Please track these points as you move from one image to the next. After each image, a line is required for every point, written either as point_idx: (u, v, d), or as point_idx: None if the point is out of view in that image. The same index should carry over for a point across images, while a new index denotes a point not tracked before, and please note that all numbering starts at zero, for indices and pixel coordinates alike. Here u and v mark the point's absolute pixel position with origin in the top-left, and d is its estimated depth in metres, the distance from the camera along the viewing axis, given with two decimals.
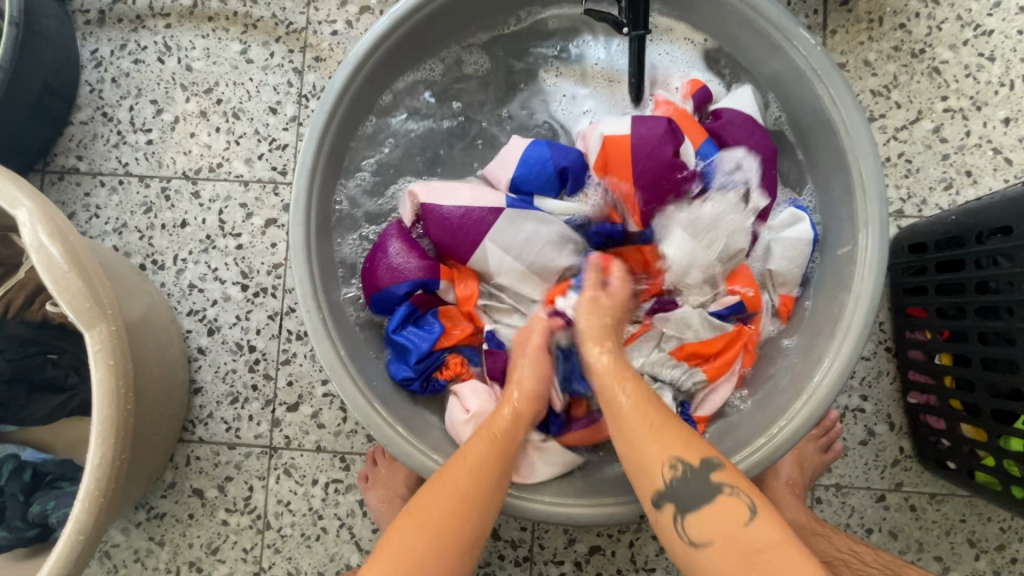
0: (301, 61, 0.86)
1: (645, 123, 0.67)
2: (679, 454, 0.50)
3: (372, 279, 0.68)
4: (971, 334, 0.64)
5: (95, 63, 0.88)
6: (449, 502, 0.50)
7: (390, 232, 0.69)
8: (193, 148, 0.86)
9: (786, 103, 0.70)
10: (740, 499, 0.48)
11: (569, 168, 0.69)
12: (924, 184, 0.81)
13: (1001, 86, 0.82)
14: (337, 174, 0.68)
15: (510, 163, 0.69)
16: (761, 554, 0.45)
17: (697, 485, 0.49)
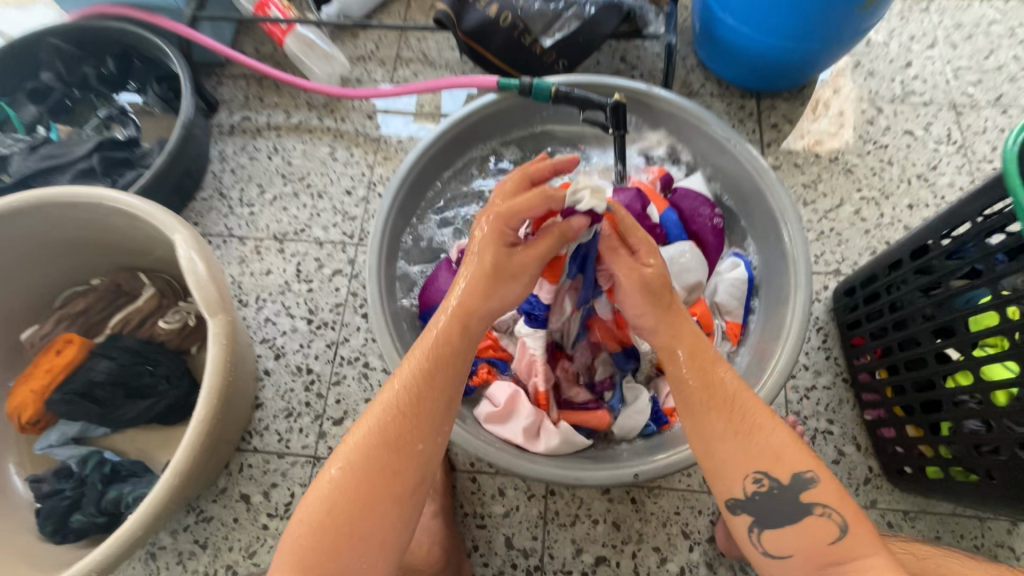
0: (373, 160, 1.15)
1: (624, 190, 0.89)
2: (756, 467, 0.56)
3: (427, 298, 0.91)
4: (895, 345, 0.80)
5: (220, 158, 1.17)
6: (374, 432, 0.56)
7: (440, 266, 0.93)
8: (284, 218, 1.11)
9: (729, 184, 0.96)
10: (830, 518, 0.54)
11: None
12: (853, 251, 1.03)
13: (901, 182, 1.08)
14: (400, 224, 0.91)
15: None
16: (828, 567, 0.53)
17: (782, 499, 0.56)
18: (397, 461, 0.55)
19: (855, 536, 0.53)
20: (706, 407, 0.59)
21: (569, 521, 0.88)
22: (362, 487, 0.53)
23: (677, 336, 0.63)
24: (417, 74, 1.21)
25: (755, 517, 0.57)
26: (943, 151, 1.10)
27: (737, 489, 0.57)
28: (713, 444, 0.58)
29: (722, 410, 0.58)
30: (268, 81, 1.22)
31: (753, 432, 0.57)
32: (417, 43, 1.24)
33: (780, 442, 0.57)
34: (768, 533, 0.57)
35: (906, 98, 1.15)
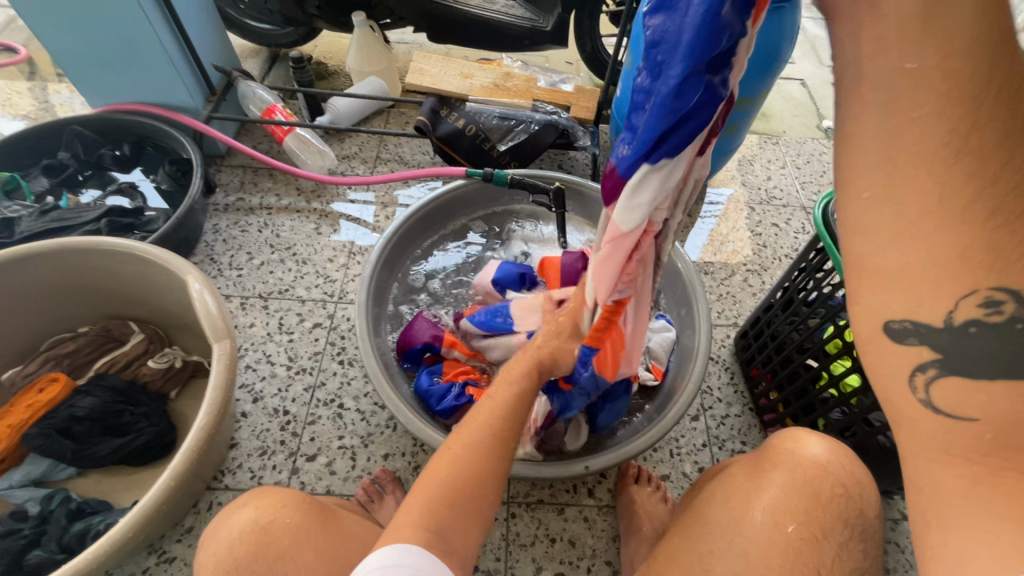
0: (354, 234, 1.35)
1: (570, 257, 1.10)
2: (982, 280, 0.35)
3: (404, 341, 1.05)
4: (779, 368, 1.03)
5: (214, 231, 1.33)
6: (476, 435, 0.69)
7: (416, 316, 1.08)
8: (270, 279, 1.25)
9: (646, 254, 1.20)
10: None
11: (526, 273, 1.14)
12: (745, 310, 1.30)
13: (775, 259, 1.40)
14: (383, 283, 1.11)
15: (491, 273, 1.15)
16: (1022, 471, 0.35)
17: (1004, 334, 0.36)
18: (499, 449, 0.69)
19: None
20: (950, 155, 0.35)
21: (529, 541, 0.96)
22: (459, 481, 0.65)
23: (948, 48, 0.34)
24: (393, 170, 1.46)
25: (943, 355, 0.38)
26: (801, 237, 1.45)
27: (934, 310, 0.37)
28: (905, 218, 0.36)
29: (974, 176, 0.34)
30: (263, 171, 1.44)
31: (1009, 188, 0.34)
32: (394, 148, 1.51)
33: None
34: (938, 394, 0.38)
35: (770, 202, 1.53)
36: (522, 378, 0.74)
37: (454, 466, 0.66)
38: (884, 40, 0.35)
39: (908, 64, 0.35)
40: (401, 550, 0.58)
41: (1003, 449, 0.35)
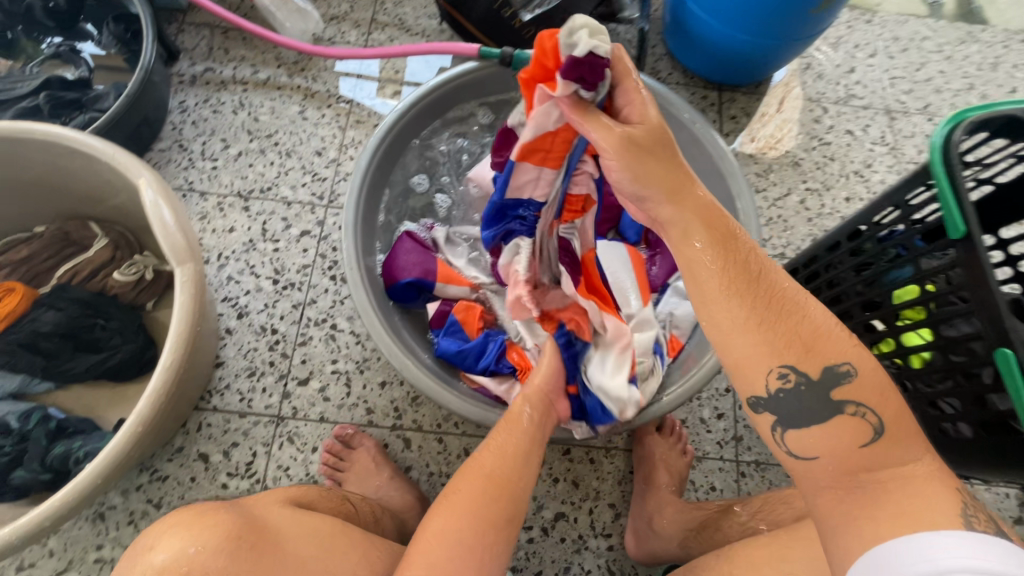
0: (345, 122, 1.14)
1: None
2: (784, 360, 0.53)
3: (390, 276, 0.90)
4: None
5: (181, 110, 1.12)
6: (474, 483, 0.69)
7: (400, 243, 0.92)
8: (249, 175, 1.08)
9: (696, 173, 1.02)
10: (862, 419, 0.50)
11: None
12: (797, 237, 1.12)
13: (840, 177, 1.18)
14: (377, 192, 0.93)
15: (494, 167, 0.97)
16: (866, 474, 0.49)
17: (807, 396, 0.52)
18: (495, 492, 0.69)
19: (891, 440, 0.49)
20: (722, 295, 0.55)
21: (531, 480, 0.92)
22: (457, 530, 0.65)
23: (714, 237, 0.57)
24: (392, 39, 1.19)
25: (779, 414, 0.54)
26: (877, 151, 1.21)
27: (761, 385, 0.53)
28: (729, 335, 0.54)
29: (754, 316, 0.54)
30: (233, 33, 1.18)
31: (774, 319, 0.54)
32: (393, 8, 1.22)
33: (812, 328, 0.54)
34: (794, 432, 0.53)
35: (848, 101, 1.26)
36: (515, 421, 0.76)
37: (454, 515, 0.66)
38: (686, 238, 0.58)
39: (697, 243, 0.57)
40: None
41: (846, 476, 0.50)
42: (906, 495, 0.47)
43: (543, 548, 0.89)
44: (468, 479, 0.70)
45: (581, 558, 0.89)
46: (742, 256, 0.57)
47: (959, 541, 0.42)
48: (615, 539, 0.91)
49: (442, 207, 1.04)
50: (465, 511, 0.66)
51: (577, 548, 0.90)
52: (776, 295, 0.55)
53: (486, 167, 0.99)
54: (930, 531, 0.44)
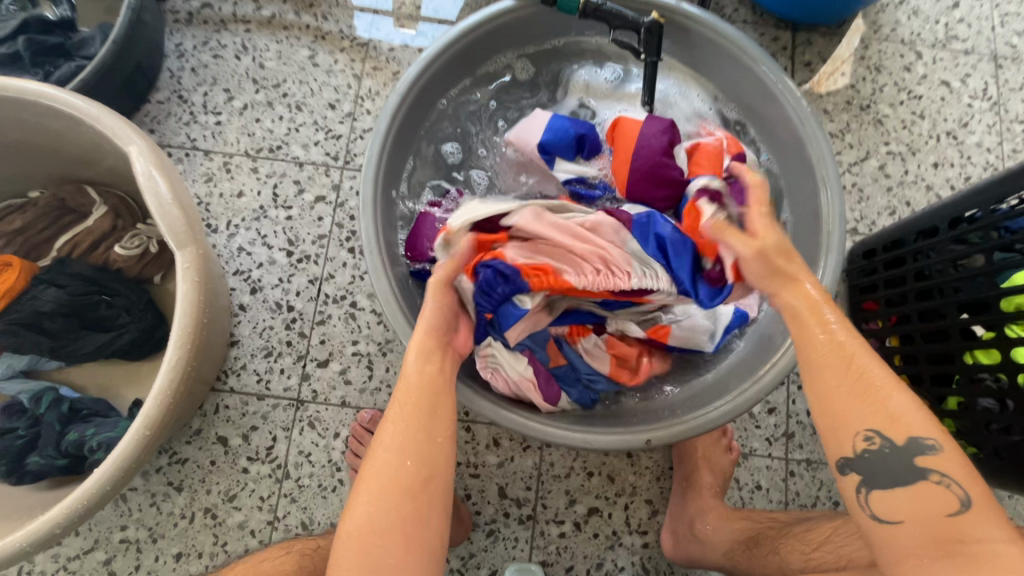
0: (360, 69, 1.00)
1: (659, 132, 0.81)
2: (874, 426, 0.48)
3: (414, 250, 0.80)
4: (913, 315, 0.77)
5: (178, 54, 1.00)
6: (386, 467, 0.53)
7: (426, 213, 0.82)
8: (257, 132, 0.97)
9: (768, 137, 0.85)
10: (946, 488, 0.47)
11: (586, 136, 0.85)
12: (872, 209, 0.98)
13: (930, 138, 1.02)
14: (397, 162, 0.82)
15: (538, 128, 0.85)
16: (961, 543, 0.44)
17: (894, 461, 0.48)
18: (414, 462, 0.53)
19: (980, 513, 0.45)
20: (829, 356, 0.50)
21: (564, 473, 0.87)
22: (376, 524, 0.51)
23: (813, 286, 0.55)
24: None
25: (865, 475, 0.49)
26: (976, 107, 1.03)
27: (846, 446, 0.49)
28: (826, 396, 0.50)
29: (855, 371, 0.49)
30: None
31: (870, 393, 0.48)
32: None
33: (901, 401, 0.48)
34: (873, 492, 0.49)
35: (947, 44, 1.06)
36: (422, 373, 0.58)
37: (372, 508, 0.52)
38: (785, 284, 0.56)
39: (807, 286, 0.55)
40: None
41: (934, 544, 0.45)
42: (1003, 571, 0.42)
43: (575, 543, 0.86)
44: (380, 463, 0.53)
45: (614, 555, 0.86)
46: (849, 340, 0.51)
47: None
48: (651, 537, 0.86)
49: (479, 184, 0.92)
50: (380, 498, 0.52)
51: (611, 544, 0.86)
52: (885, 378, 0.49)
53: (526, 126, 0.87)
54: None
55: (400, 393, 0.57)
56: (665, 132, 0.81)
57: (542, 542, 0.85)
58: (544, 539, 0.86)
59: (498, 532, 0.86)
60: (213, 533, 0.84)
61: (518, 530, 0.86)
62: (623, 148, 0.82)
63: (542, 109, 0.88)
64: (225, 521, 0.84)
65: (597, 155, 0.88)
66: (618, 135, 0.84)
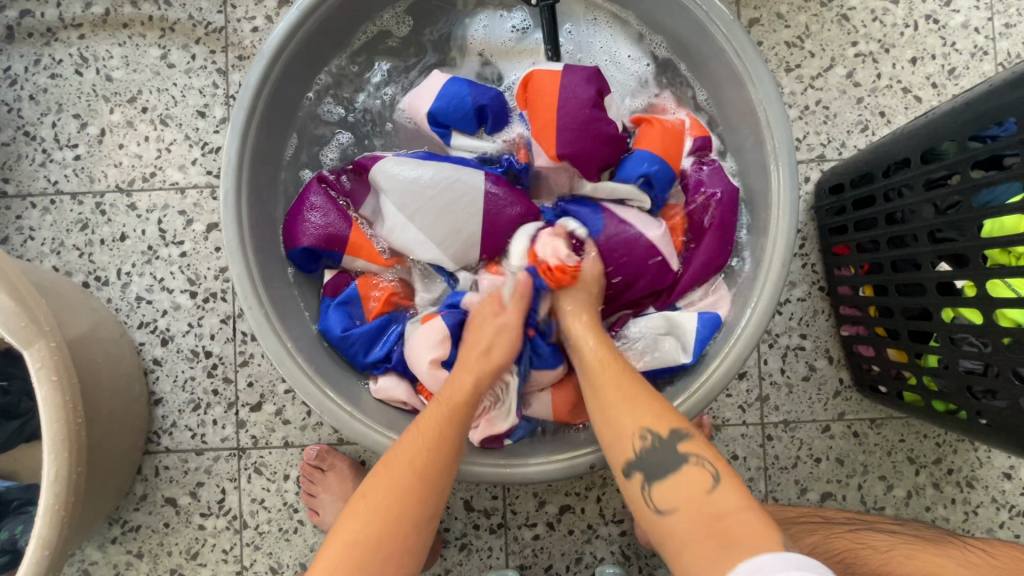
0: (224, 62, 0.85)
1: (586, 87, 0.67)
2: (647, 422, 0.54)
3: (292, 231, 0.68)
4: (886, 264, 0.67)
5: (10, 81, 0.85)
6: (410, 470, 0.55)
7: (317, 189, 0.70)
8: (124, 160, 0.84)
9: (705, 74, 0.70)
10: (704, 467, 0.52)
11: (488, 106, 0.71)
12: (842, 128, 0.85)
13: (906, 27, 0.86)
14: (265, 185, 0.67)
15: (431, 94, 0.71)
16: (720, 519, 0.49)
17: (663, 451, 0.53)
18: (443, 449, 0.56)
19: (726, 484, 0.51)
20: (609, 384, 0.58)
21: None
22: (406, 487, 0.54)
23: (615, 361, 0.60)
24: None
25: (644, 471, 0.53)
26: None
27: (625, 443, 0.55)
28: (611, 409, 0.57)
29: (628, 383, 0.58)
30: None
31: (632, 398, 0.56)
32: None
33: (661, 406, 0.56)
34: (654, 487, 0.52)
35: None
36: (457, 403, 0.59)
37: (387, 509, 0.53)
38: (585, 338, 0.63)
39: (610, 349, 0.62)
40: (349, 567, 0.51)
41: (710, 534, 0.48)
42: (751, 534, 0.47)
43: (551, 542, 0.83)
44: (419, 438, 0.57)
45: (592, 547, 0.83)
46: (620, 368, 0.59)
47: (780, 561, 0.45)
48: (628, 524, 0.83)
49: None
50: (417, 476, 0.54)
51: (588, 537, 0.83)
52: (644, 388, 0.57)
53: (422, 90, 0.73)
54: (765, 553, 0.46)
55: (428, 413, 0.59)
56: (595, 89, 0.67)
57: (517, 547, 0.83)
58: (518, 544, 0.83)
59: (470, 544, 0.83)
60: None
61: (490, 539, 0.83)
62: (545, 106, 0.67)
63: (438, 72, 0.73)
64: None
65: (502, 128, 0.74)
66: (534, 91, 0.68)
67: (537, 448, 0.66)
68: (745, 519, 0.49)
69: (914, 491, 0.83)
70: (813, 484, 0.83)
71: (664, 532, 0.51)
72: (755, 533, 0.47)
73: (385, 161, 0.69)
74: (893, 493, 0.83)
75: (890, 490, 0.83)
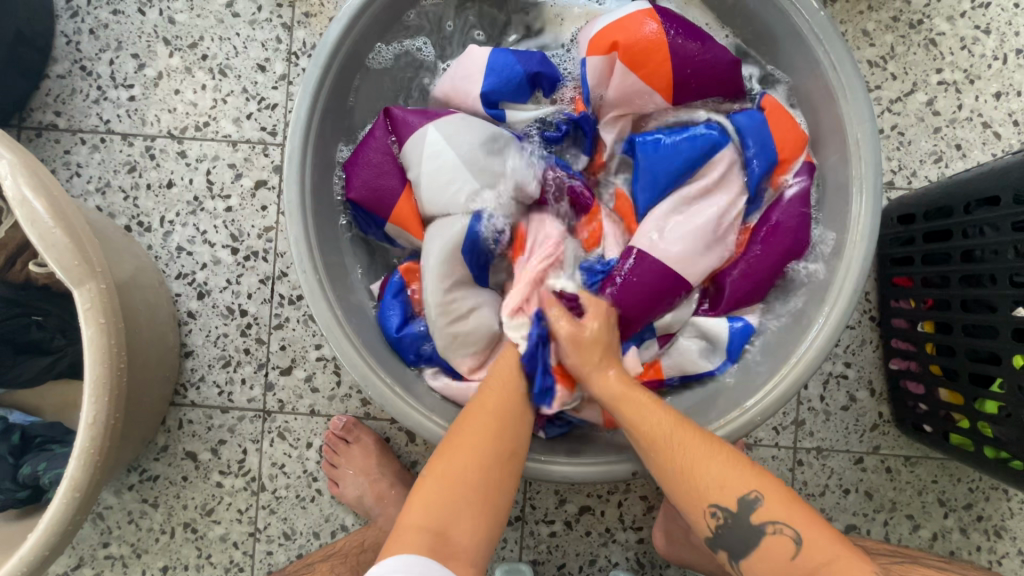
0: (290, 17, 0.82)
1: (689, 30, 0.66)
2: (715, 499, 0.52)
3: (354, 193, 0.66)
4: (954, 302, 0.65)
5: (71, 13, 0.83)
6: (483, 431, 0.55)
7: (375, 135, 0.67)
8: (178, 106, 0.83)
9: (792, 86, 0.68)
10: (783, 534, 0.50)
11: (540, 72, 0.69)
12: (915, 157, 0.82)
13: (994, 60, 0.83)
14: (329, 150, 0.66)
15: (479, 71, 0.68)
16: (820, 571, 0.48)
17: (738, 526, 0.52)
18: (507, 413, 0.57)
19: (807, 541, 0.50)
20: (672, 442, 0.54)
21: None
22: (474, 462, 0.53)
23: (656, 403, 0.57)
24: None
25: (730, 550, 0.52)
26: None
27: (702, 526, 0.53)
28: (695, 478, 0.53)
29: (693, 441, 0.54)
30: None
31: (693, 469, 0.53)
32: None
33: (729, 480, 0.52)
34: (744, 563, 0.52)
35: None
36: (513, 378, 0.60)
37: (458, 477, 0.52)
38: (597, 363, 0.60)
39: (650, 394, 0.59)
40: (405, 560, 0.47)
41: None
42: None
43: (567, 541, 0.82)
44: (499, 402, 0.58)
45: (607, 551, 0.82)
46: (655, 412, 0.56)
47: None
48: (646, 532, 0.82)
49: None
50: (487, 442, 0.54)
51: (604, 541, 0.82)
52: (693, 432, 0.55)
53: (461, 68, 0.70)
54: None
55: (487, 385, 0.60)
56: (698, 32, 0.67)
57: (533, 542, 0.81)
58: (534, 539, 0.82)
59: None
60: (195, 546, 0.82)
61: (506, 531, 0.82)
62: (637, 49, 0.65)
63: (477, 47, 0.69)
64: (206, 535, 0.82)
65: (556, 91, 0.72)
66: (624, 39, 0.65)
67: (577, 447, 0.65)
68: (840, 568, 0.48)
69: (940, 534, 0.81)
70: (838, 514, 0.81)
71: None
72: (853, 568, 0.48)
73: (448, 118, 0.66)
74: (919, 533, 0.81)
75: (915, 530, 0.81)
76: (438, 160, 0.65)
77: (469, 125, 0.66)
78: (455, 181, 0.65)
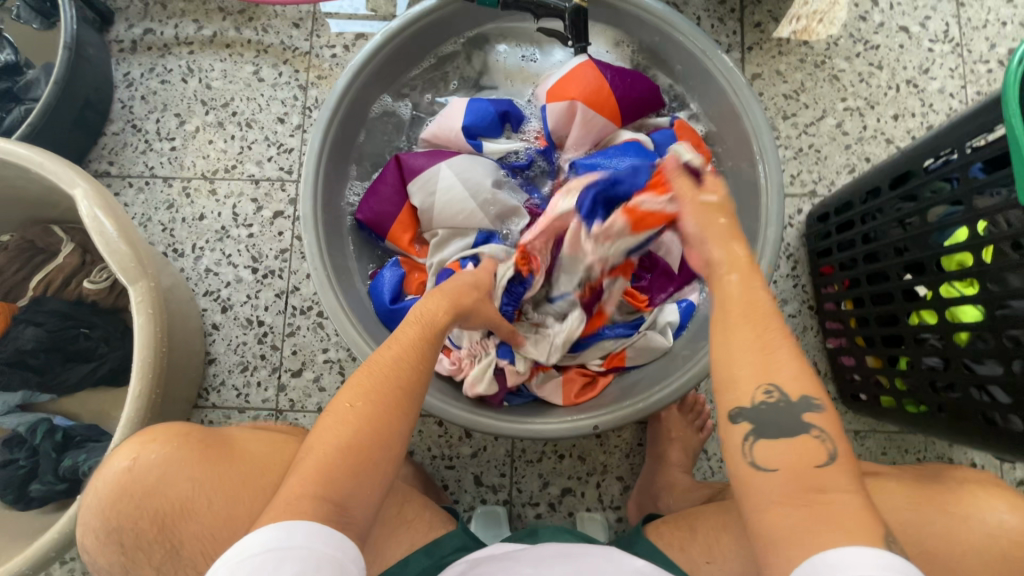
0: (305, 79, 1.01)
1: (619, 70, 0.83)
2: (779, 378, 0.48)
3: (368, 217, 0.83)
4: (863, 278, 0.77)
5: (127, 83, 1.02)
6: (381, 384, 0.54)
7: (387, 172, 0.83)
8: (211, 153, 0.99)
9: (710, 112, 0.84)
10: (823, 443, 0.47)
11: (510, 111, 0.86)
12: (831, 169, 0.97)
13: (889, 89, 0.99)
14: (337, 176, 0.80)
15: (461, 115, 0.85)
16: (822, 493, 0.44)
17: (784, 412, 0.47)
18: (405, 371, 0.56)
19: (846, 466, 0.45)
20: (742, 319, 0.51)
21: (536, 457, 0.90)
22: (369, 418, 0.52)
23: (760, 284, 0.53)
24: None
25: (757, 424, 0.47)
26: (938, 50, 0.99)
27: (745, 395, 0.48)
28: (766, 351, 0.49)
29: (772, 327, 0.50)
30: None
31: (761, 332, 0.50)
32: None
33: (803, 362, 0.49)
34: (762, 442, 0.47)
35: None
36: (421, 337, 0.60)
37: (350, 430, 0.51)
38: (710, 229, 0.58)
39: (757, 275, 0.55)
40: (310, 530, 0.46)
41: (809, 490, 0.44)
42: (852, 521, 0.42)
43: (551, 523, 0.89)
44: (397, 357, 0.57)
45: None
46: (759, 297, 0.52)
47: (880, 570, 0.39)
48: (625, 511, 0.89)
49: None
50: (384, 402, 0.54)
51: None
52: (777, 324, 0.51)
53: (446, 116, 0.86)
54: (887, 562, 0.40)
55: (392, 341, 0.59)
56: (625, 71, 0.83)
57: (520, 524, 0.89)
58: (521, 522, 0.89)
59: None
60: None
61: None
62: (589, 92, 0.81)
63: (458, 99, 0.87)
64: None
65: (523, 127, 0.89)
66: (577, 86, 0.81)
67: (537, 413, 0.76)
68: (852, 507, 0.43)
69: None
70: None
71: (752, 484, 0.46)
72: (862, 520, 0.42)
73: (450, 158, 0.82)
74: None
75: None
76: (448, 194, 0.81)
77: (472, 164, 0.82)
78: (463, 210, 0.82)
